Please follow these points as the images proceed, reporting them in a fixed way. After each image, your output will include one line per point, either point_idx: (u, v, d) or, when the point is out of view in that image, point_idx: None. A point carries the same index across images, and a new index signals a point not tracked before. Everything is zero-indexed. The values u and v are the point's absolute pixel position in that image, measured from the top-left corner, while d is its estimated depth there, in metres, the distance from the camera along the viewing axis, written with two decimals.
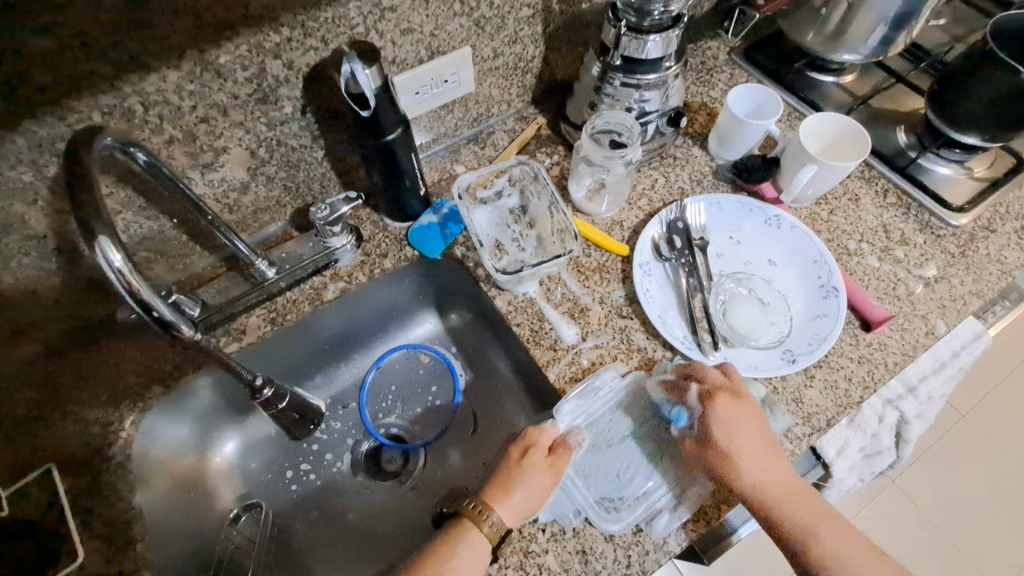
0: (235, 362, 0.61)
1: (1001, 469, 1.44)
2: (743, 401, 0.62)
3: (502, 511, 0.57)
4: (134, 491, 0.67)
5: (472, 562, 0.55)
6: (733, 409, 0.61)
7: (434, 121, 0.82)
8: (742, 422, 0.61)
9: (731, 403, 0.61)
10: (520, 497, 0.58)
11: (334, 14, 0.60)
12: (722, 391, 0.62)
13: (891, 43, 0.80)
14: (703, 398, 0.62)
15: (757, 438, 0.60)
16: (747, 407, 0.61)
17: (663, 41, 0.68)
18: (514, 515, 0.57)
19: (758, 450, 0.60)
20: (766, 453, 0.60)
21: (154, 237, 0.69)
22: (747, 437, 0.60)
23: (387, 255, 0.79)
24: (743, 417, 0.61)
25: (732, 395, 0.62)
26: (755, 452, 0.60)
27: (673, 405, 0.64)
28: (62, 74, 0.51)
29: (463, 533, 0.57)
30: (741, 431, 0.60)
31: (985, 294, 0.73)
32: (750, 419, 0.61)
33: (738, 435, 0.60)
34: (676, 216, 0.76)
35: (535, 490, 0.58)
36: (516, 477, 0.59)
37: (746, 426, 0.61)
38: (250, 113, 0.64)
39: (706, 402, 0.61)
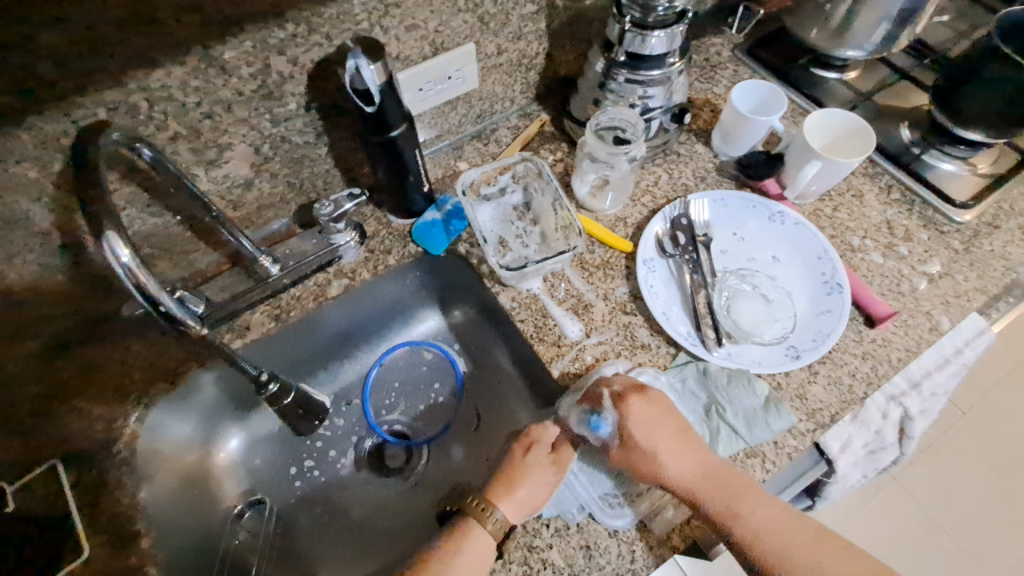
0: (239, 357, 0.61)
1: (1004, 467, 1.44)
2: (650, 395, 0.61)
3: (506, 508, 0.57)
4: (139, 487, 0.67)
5: (475, 561, 0.55)
6: (644, 405, 0.60)
7: (438, 117, 0.82)
8: (654, 414, 0.60)
9: (642, 401, 0.60)
10: (523, 494, 0.58)
11: (339, 10, 0.60)
12: (630, 392, 0.61)
13: (895, 39, 0.79)
14: (617, 401, 0.61)
15: (670, 425, 0.60)
16: (654, 399, 0.61)
17: (667, 37, 0.68)
18: (516, 512, 0.58)
19: (671, 437, 0.59)
20: (682, 445, 0.59)
21: (158, 233, 0.69)
22: (659, 430, 0.59)
23: (391, 252, 0.79)
24: (653, 412, 0.60)
25: (641, 394, 0.61)
26: (664, 443, 0.59)
27: (595, 412, 0.61)
28: (67, 70, 0.51)
29: (467, 530, 0.56)
30: (653, 424, 0.60)
31: (988, 291, 0.73)
32: (662, 413, 0.60)
33: (654, 429, 0.59)
34: (680, 213, 0.77)
35: (537, 487, 0.59)
36: (519, 474, 0.59)
37: (659, 420, 0.60)
38: (254, 110, 0.64)
39: (620, 405, 0.60)
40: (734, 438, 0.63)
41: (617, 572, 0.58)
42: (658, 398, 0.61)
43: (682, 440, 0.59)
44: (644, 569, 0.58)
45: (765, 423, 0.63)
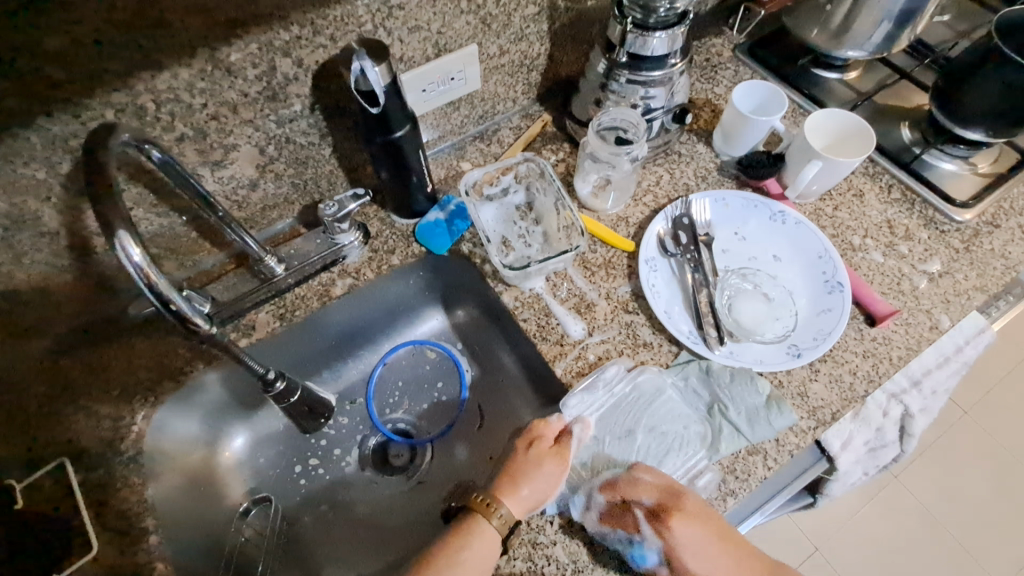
0: (245, 355, 0.62)
1: (1005, 466, 1.44)
2: (689, 507, 0.58)
3: (511, 504, 0.58)
4: (147, 484, 0.67)
5: (482, 555, 0.56)
6: (691, 525, 0.58)
7: (441, 118, 0.82)
8: (702, 539, 0.58)
9: (683, 520, 0.58)
10: (528, 490, 0.59)
11: (343, 12, 0.61)
12: (671, 509, 0.58)
13: (895, 39, 0.80)
14: (655, 524, 0.58)
15: (716, 536, 0.58)
16: (701, 515, 0.58)
17: (668, 38, 0.69)
18: (523, 508, 0.58)
19: (722, 557, 0.59)
20: (733, 555, 0.59)
21: (164, 234, 0.70)
22: (714, 548, 0.58)
23: (394, 252, 0.79)
24: (697, 530, 0.58)
25: (682, 508, 0.58)
26: (710, 555, 0.58)
27: (631, 539, 0.58)
28: (76, 72, 0.51)
29: (473, 526, 0.57)
30: (699, 546, 0.58)
31: (989, 289, 0.73)
32: (708, 530, 0.58)
33: (704, 554, 0.58)
34: (681, 212, 0.77)
35: (542, 482, 0.59)
36: (524, 471, 0.60)
37: (705, 539, 0.58)
38: (260, 111, 0.65)
39: (663, 530, 0.58)
40: (736, 436, 0.63)
41: (620, 569, 0.58)
42: (702, 514, 0.58)
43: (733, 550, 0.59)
44: (647, 565, 0.58)
45: (766, 422, 0.63)
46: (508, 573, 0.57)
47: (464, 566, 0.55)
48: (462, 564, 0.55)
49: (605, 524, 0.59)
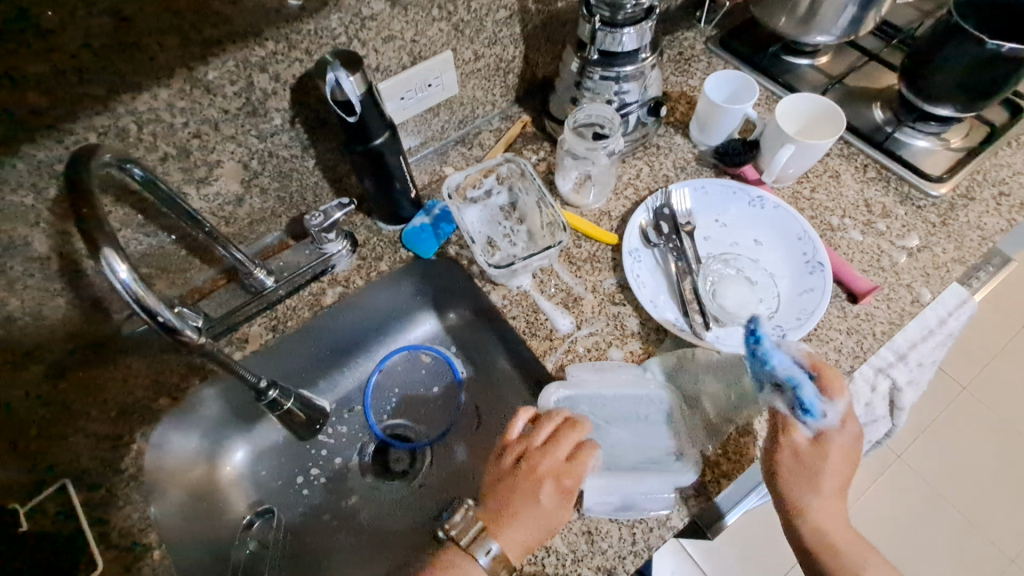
0: (239, 365, 0.63)
1: (1007, 439, 1.45)
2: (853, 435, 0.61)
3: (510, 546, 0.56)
4: (148, 502, 0.67)
5: None
6: (844, 439, 0.60)
7: (421, 125, 0.84)
8: (846, 455, 0.61)
9: (854, 433, 0.61)
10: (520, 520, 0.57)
11: (317, 26, 0.62)
12: (851, 417, 0.61)
13: (861, 22, 0.81)
14: (841, 414, 0.60)
15: (852, 467, 0.61)
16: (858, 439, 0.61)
17: (637, 33, 0.70)
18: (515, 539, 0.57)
19: (837, 482, 0.60)
20: (851, 483, 0.61)
21: (153, 253, 0.71)
22: (848, 469, 0.61)
23: (382, 258, 0.80)
24: (847, 448, 0.60)
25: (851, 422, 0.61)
26: (838, 473, 0.60)
27: (817, 395, 0.60)
28: (57, 98, 0.53)
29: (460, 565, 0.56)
30: (838, 461, 0.60)
31: (967, 261, 0.74)
32: (852, 451, 0.61)
33: (844, 463, 0.60)
34: (662, 203, 0.78)
35: (531, 510, 0.57)
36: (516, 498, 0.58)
37: (848, 457, 0.61)
38: (241, 127, 0.66)
39: (834, 422, 0.60)
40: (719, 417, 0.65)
41: (620, 556, 0.59)
42: (859, 442, 0.61)
43: (840, 490, 0.61)
44: (645, 550, 0.59)
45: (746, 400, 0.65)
46: None
47: None
48: None
49: (812, 362, 0.61)
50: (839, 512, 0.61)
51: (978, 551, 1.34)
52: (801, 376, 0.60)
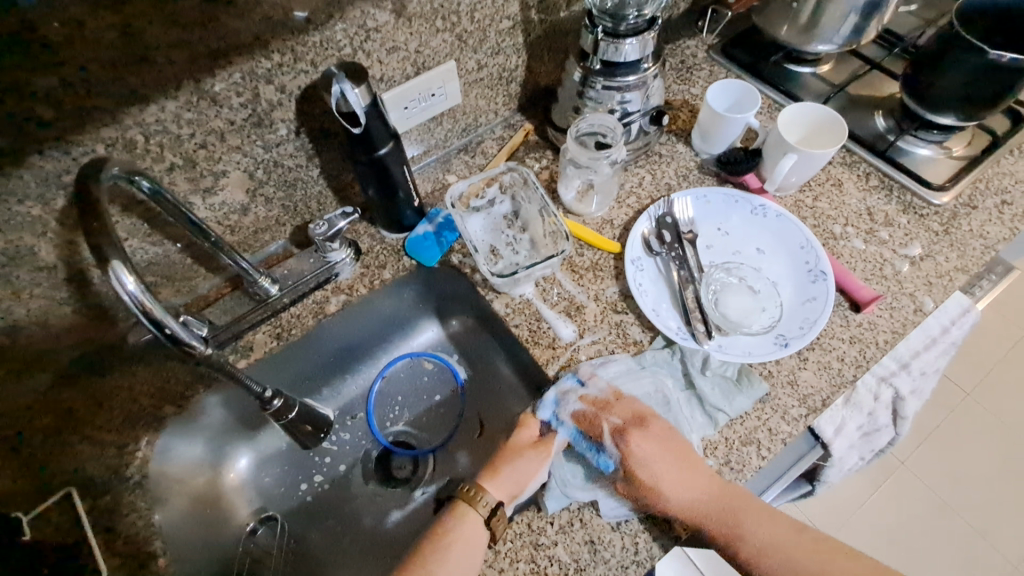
0: (243, 375, 0.63)
1: (1011, 446, 1.44)
2: (651, 427, 0.64)
3: (497, 492, 0.61)
4: (153, 509, 0.68)
5: (469, 535, 0.59)
6: (646, 441, 0.63)
7: (424, 133, 0.84)
8: (659, 456, 0.62)
9: (642, 436, 0.63)
10: (507, 474, 0.62)
11: (322, 38, 0.63)
12: (631, 425, 0.64)
13: (863, 31, 0.82)
14: (617, 436, 0.64)
15: (674, 456, 0.62)
16: (654, 433, 0.64)
17: (639, 44, 0.71)
18: (508, 492, 0.62)
19: (675, 470, 0.61)
20: (686, 473, 0.61)
21: (160, 262, 0.72)
22: (665, 466, 0.61)
23: (386, 266, 0.81)
24: (652, 444, 0.63)
25: (640, 427, 0.64)
26: (670, 473, 0.61)
27: (595, 447, 0.64)
28: (66, 110, 0.53)
29: (459, 515, 0.61)
30: (658, 461, 0.62)
31: (970, 269, 0.74)
32: (664, 443, 0.63)
33: (659, 464, 0.61)
34: (664, 212, 0.79)
35: (521, 466, 0.63)
36: (504, 458, 0.64)
37: (664, 453, 0.62)
38: (247, 137, 0.67)
39: (621, 440, 0.63)
40: (716, 411, 0.65)
41: (622, 565, 0.59)
42: (659, 433, 0.63)
43: (683, 467, 0.61)
44: (649, 559, 0.59)
45: (740, 393, 0.66)
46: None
47: (453, 544, 0.58)
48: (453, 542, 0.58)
49: (573, 417, 0.65)
50: (692, 500, 0.60)
51: (983, 558, 1.34)
52: (569, 431, 0.65)
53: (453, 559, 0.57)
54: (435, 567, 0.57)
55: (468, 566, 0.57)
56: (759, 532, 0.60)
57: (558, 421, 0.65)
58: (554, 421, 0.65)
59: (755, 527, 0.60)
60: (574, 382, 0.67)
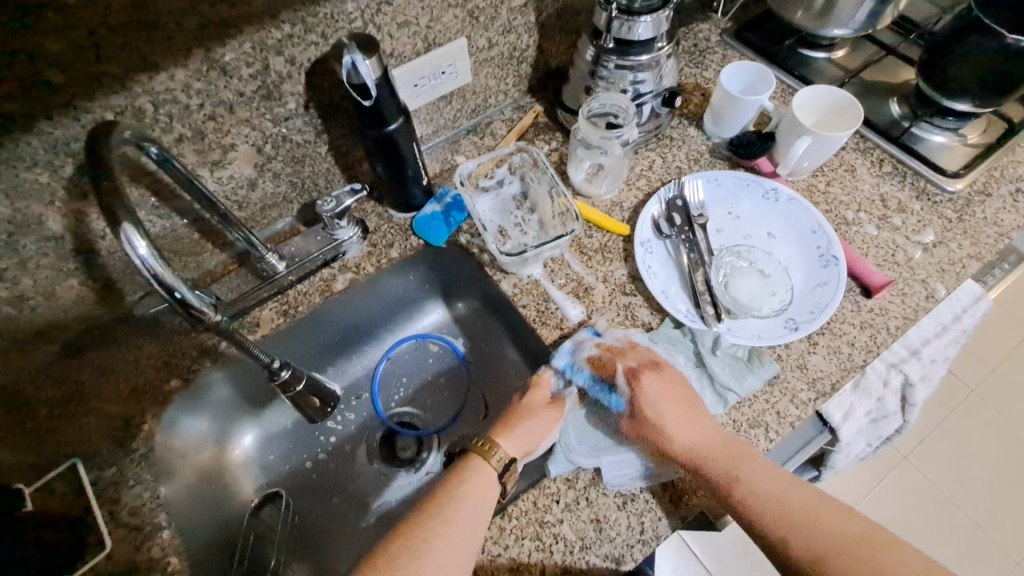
0: (252, 347, 0.62)
1: (1014, 442, 1.44)
2: (665, 372, 0.65)
3: (512, 448, 0.61)
4: (159, 482, 0.66)
5: (480, 496, 0.57)
6: (659, 385, 0.64)
7: (433, 113, 0.84)
8: (668, 401, 0.63)
9: (656, 379, 0.64)
10: (523, 431, 0.62)
11: (333, 10, 0.62)
12: (645, 369, 0.65)
13: (879, 15, 0.80)
14: (630, 377, 0.65)
15: (684, 402, 0.63)
16: (669, 378, 0.64)
17: (653, 23, 0.70)
18: (521, 449, 0.62)
19: (684, 417, 0.62)
20: (691, 416, 0.62)
21: (167, 235, 0.71)
22: (676, 409, 0.62)
23: (393, 245, 0.80)
24: (665, 389, 0.64)
25: (654, 371, 0.65)
26: (679, 416, 0.62)
27: (607, 387, 0.66)
28: (75, 75, 0.53)
29: (472, 467, 0.60)
30: (670, 406, 0.63)
31: (983, 257, 0.74)
32: (675, 388, 0.64)
33: (667, 406, 0.63)
34: (675, 194, 0.78)
35: (535, 426, 0.63)
36: (519, 415, 0.64)
37: (672, 398, 0.63)
38: (255, 110, 0.66)
39: (634, 382, 0.64)
40: (726, 389, 0.65)
41: (627, 543, 0.58)
42: (673, 381, 0.64)
43: (691, 414, 0.62)
44: (654, 539, 0.59)
45: (750, 372, 0.65)
46: (516, 552, 0.58)
47: (464, 500, 0.57)
48: (463, 498, 0.57)
49: (588, 361, 0.66)
50: (695, 443, 0.60)
51: (985, 553, 1.34)
52: (584, 376, 0.66)
53: (466, 512, 0.56)
54: (447, 522, 0.55)
55: (480, 521, 0.56)
56: (758, 482, 0.59)
57: (573, 369, 0.66)
58: (568, 369, 0.67)
59: (755, 478, 0.59)
60: (589, 334, 0.68)
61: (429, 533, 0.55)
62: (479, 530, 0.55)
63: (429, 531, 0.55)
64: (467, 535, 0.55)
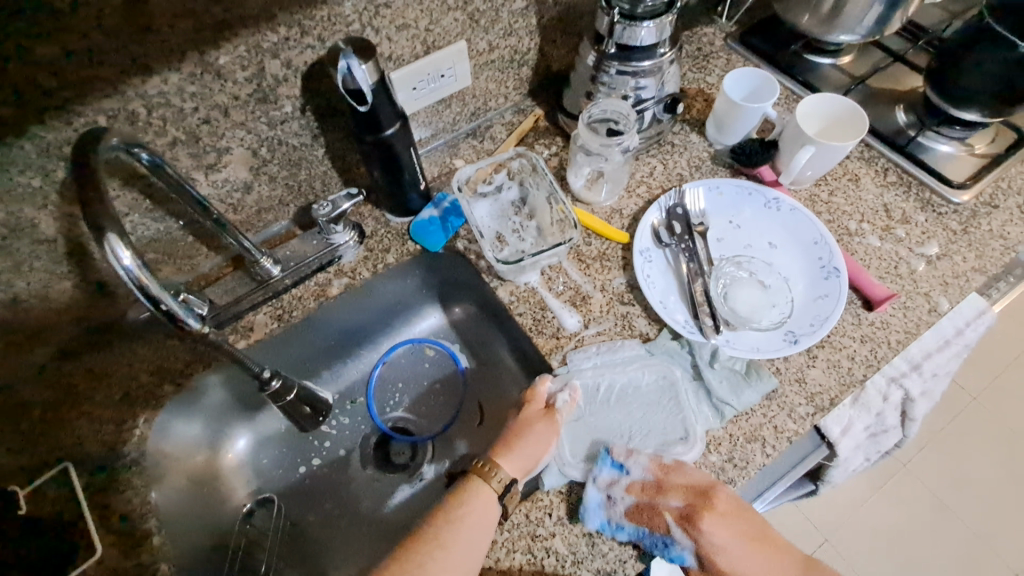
0: (244, 355, 0.62)
1: (1016, 452, 1.43)
2: (718, 502, 0.58)
3: (510, 468, 0.60)
4: (149, 488, 0.66)
5: (478, 519, 0.57)
6: (720, 524, 0.57)
7: (432, 116, 0.83)
8: (736, 524, 0.58)
9: (713, 518, 0.57)
10: (521, 450, 0.60)
11: (329, 12, 0.61)
12: (699, 507, 0.58)
13: (887, 21, 0.79)
14: (686, 521, 0.57)
15: (743, 534, 0.59)
16: (727, 506, 0.58)
17: (656, 28, 0.68)
18: (521, 468, 0.60)
19: (745, 549, 0.59)
20: (747, 550, 0.59)
21: (161, 238, 0.71)
22: (739, 531, 0.59)
23: (390, 250, 0.79)
24: (727, 527, 0.58)
25: (705, 502, 0.58)
26: (743, 556, 0.59)
27: (665, 542, 0.58)
28: (67, 79, 0.52)
29: (472, 488, 0.59)
30: (733, 543, 0.58)
31: (988, 271, 0.72)
32: (734, 521, 0.58)
33: (733, 550, 0.58)
34: (675, 203, 0.77)
35: (533, 442, 0.61)
36: (515, 434, 0.62)
37: (737, 538, 0.58)
38: (251, 113, 0.66)
39: (691, 525, 0.57)
40: (723, 403, 0.64)
41: (620, 559, 0.58)
42: (732, 505, 0.58)
43: (749, 539, 0.59)
44: (647, 554, 0.58)
45: (748, 386, 0.65)
46: (507, 565, 0.58)
47: (462, 523, 0.56)
48: (461, 521, 0.56)
49: (630, 517, 0.58)
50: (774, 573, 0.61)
51: (982, 562, 1.33)
52: (629, 531, 0.58)
53: (464, 535, 0.55)
54: (445, 546, 0.55)
55: (478, 544, 0.55)
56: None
57: (613, 526, 0.58)
58: (608, 527, 0.58)
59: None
60: (610, 468, 0.60)
61: (426, 557, 0.55)
62: (478, 553, 0.55)
63: (425, 553, 0.55)
64: (464, 557, 0.54)
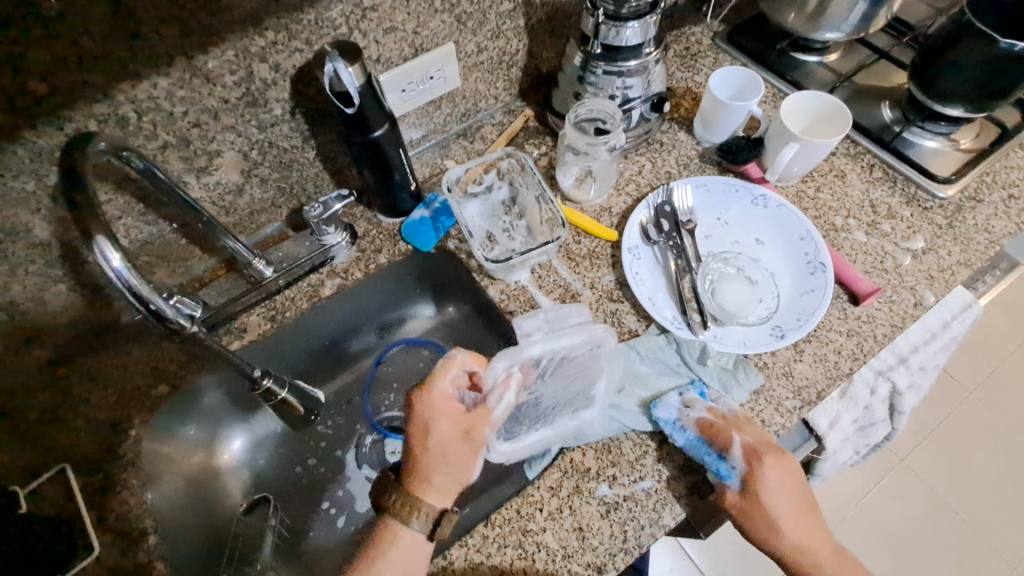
0: (233, 356, 0.63)
1: (1011, 445, 1.43)
2: (786, 459, 0.61)
3: (435, 500, 0.59)
4: (145, 488, 0.69)
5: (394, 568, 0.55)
6: (779, 471, 0.59)
7: (423, 117, 0.84)
8: (788, 485, 0.60)
9: (775, 462, 0.60)
10: (440, 482, 0.59)
11: (316, 16, 0.62)
12: (766, 450, 0.60)
13: (871, 18, 0.80)
14: (753, 458, 0.59)
15: (799, 493, 0.60)
16: (790, 466, 0.60)
17: (641, 28, 0.69)
18: (448, 492, 0.60)
19: (794, 501, 0.59)
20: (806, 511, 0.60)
21: (154, 242, 0.72)
22: (793, 489, 0.59)
23: (381, 251, 0.80)
24: (787, 477, 0.60)
25: (776, 453, 0.61)
26: (789, 502, 0.59)
27: (720, 458, 0.60)
28: (58, 85, 0.53)
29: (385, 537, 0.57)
30: (786, 491, 0.59)
31: (973, 264, 0.73)
32: (796, 480, 0.60)
33: (784, 496, 0.59)
34: (663, 200, 0.77)
35: (450, 465, 0.59)
36: (428, 463, 0.59)
37: (790, 486, 0.59)
38: (241, 117, 0.66)
39: (757, 463, 0.59)
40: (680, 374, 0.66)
41: (611, 552, 0.59)
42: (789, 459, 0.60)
43: (805, 505, 0.60)
44: (636, 547, 0.59)
45: (736, 385, 0.66)
46: (499, 560, 0.58)
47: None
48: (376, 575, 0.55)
49: (697, 425, 0.61)
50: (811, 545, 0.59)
51: (980, 557, 1.33)
52: (688, 437, 0.61)
53: None
54: None
55: None
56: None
57: (676, 426, 0.61)
58: (672, 425, 0.62)
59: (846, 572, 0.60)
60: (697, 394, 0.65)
61: None
62: None
63: None
64: None
